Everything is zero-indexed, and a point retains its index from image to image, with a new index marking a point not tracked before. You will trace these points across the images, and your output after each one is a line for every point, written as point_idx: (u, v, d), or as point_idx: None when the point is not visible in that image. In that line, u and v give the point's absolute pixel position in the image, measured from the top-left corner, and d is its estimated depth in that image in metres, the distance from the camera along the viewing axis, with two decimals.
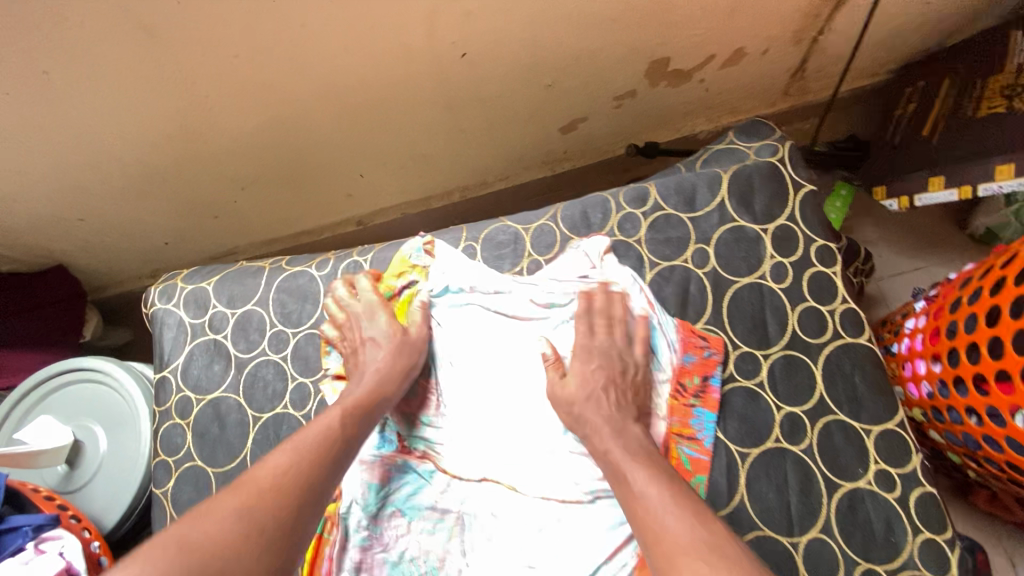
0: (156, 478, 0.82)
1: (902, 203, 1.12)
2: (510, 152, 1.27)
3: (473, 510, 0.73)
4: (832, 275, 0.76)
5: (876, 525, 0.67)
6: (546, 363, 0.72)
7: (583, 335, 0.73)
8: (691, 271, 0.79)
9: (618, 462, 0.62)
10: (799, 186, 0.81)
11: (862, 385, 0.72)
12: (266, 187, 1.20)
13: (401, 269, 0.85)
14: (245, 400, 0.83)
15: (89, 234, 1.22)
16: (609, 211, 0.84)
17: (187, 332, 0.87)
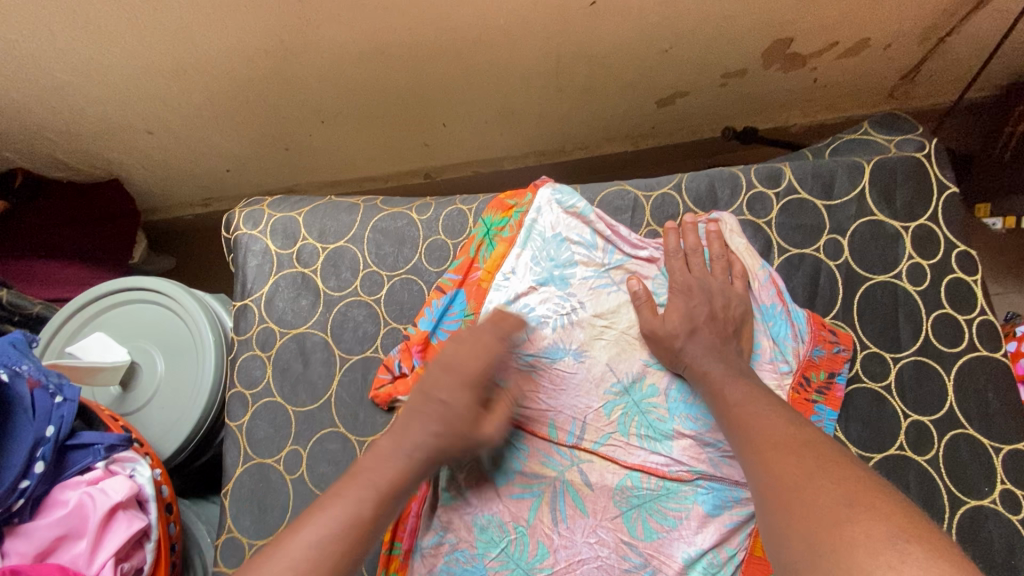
0: (231, 410, 0.78)
1: (1007, 222, 1.11)
2: (599, 119, 1.21)
3: (569, 475, 0.69)
4: (973, 284, 0.72)
5: (997, 545, 0.64)
6: (639, 302, 0.73)
7: (678, 270, 0.74)
8: (823, 262, 0.75)
9: (718, 382, 0.64)
10: (946, 186, 0.76)
11: (995, 402, 0.69)
12: (345, 123, 1.14)
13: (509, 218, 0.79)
14: (332, 338, 0.78)
15: (153, 149, 1.16)
16: (738, 188, 0.78)
17: (273, 262, 0.83)
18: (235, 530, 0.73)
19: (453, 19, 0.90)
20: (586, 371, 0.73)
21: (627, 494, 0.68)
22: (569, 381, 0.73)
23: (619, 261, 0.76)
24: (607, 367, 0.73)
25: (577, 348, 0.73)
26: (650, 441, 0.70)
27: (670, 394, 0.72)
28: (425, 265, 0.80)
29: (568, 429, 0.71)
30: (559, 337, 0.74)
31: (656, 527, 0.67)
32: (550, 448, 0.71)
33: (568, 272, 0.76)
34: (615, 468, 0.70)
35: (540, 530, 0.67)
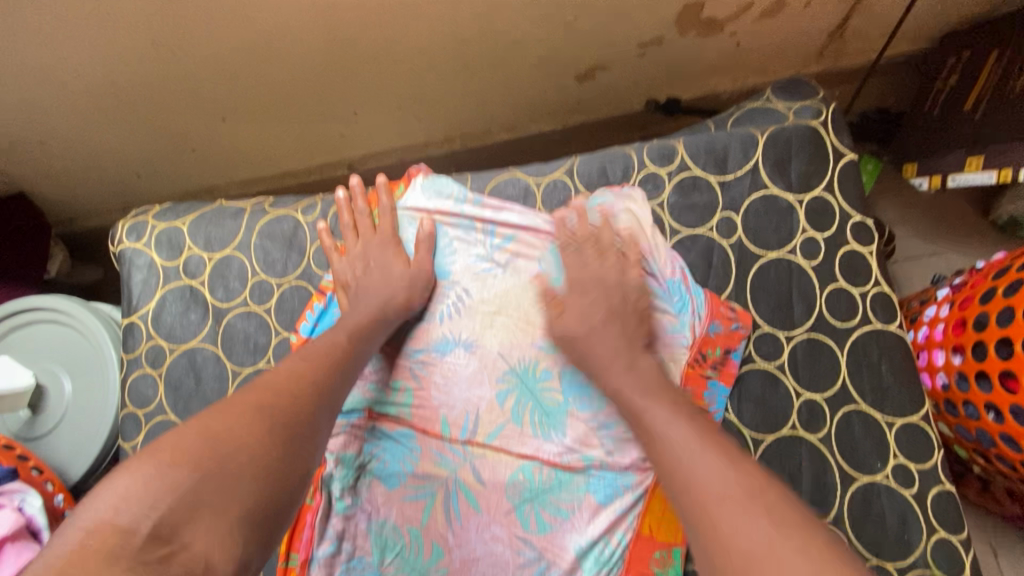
0: (125, 431, 0.76)
1: (932, 182, 1.04)
2: (519, 98, 1.17)
3: (461, 474, 0.68)
4: (868, 255, 0.70)
5: (890, 520, 0.64)
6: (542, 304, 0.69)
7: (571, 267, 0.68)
8: (716, 241, 0.73)
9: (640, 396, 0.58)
10: (842, 154, 0.73)
11: (888, 375, 0.67)
12: (251, 119, 1.09)
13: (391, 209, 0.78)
14: (224, 352, 0.76)
15: (53, 159, 1.11)
16: (631, 168, 0.76)
17: (159, 275, 0.79)
18: None
19: (335, 2, 0.85)
20: (477, 362, 0.72)
21: (519, 488, 0.67)
22: (461, 373, 0.72)
23: (506, 247, 0.75)
24: (497, 357, 0.72)
25: (466, 338, 0.73)
26: (545, 430, 0.69)
27: (564, 379, 0.70)
28: (315, 270, 0.78)
29: (460, 425, 0.70)
30: (449, 329, 0.74)
31: (549, 519, 0.66)
32: (443, 445, 0.70)
33: (451, 262, 0.75)
34: (508, 462, 0.68)
35: (434, 530, 0.67)
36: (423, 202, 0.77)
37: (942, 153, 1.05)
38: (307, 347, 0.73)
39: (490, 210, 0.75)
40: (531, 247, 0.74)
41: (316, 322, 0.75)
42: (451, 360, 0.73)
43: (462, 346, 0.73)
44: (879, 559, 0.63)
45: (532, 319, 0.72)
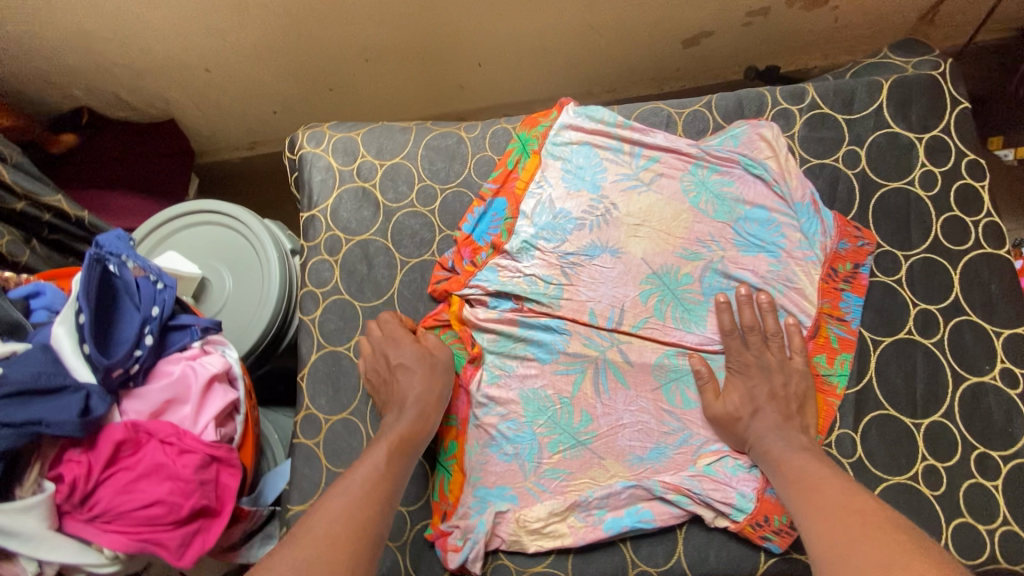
0: (303, 306, 0.86)
1: (1017, 152, 1.14)
2: (626, 61, 1.27)
3: (609, 355, 0.79)
4: (980, 189, 0.79)
5: (996, 415, 0.72)
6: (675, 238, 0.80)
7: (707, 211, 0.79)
8: (842, 170, 0.82)
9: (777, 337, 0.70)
10: (958, 102, 0.82)
11: (997, 292, 0.76)
12: (388, 62, 1.21)
13: (544, 131, 0.88)
14: (392, 245, 0.87)
15: (208, 88, 1.24)
16: (764, 105, 0.85)
17: (336, 177, 0.91)
18: (312, 408, 0.83)
19: None
20: (622, 265, 0.82)
21: (666, 369, 0.77)
22: (608, 273, 0.82)
23: (649, 167, 0.84)
24: (641, 260, 0.81)
25: (613, 245, 0.82)
26: (688, 321, 0.79)
27: (704, 280, 0.80)
28: (475, 179, 0.88)
29: (606, 311, 0.80)
30: (598, 236, 0.83)
31: (692, 396, 0.76)
32: (591, 327, 0.80)
33: (601, 180, 0.85)
34: (653, 348, 0.78)
35: (584, 399, 0.77)
36: (576, 126, 0.87)
37: None
38: (471, 243, 0.85)
39: (637, 135, 0.85)
40: (674, 169, 0.84)
41: (477, 224, 0.86)
42: (598, 259, 0.82)
43: (610, 251, 0.82)
44: (986, 448, 0.71)
45: (675, 231, 0.82)
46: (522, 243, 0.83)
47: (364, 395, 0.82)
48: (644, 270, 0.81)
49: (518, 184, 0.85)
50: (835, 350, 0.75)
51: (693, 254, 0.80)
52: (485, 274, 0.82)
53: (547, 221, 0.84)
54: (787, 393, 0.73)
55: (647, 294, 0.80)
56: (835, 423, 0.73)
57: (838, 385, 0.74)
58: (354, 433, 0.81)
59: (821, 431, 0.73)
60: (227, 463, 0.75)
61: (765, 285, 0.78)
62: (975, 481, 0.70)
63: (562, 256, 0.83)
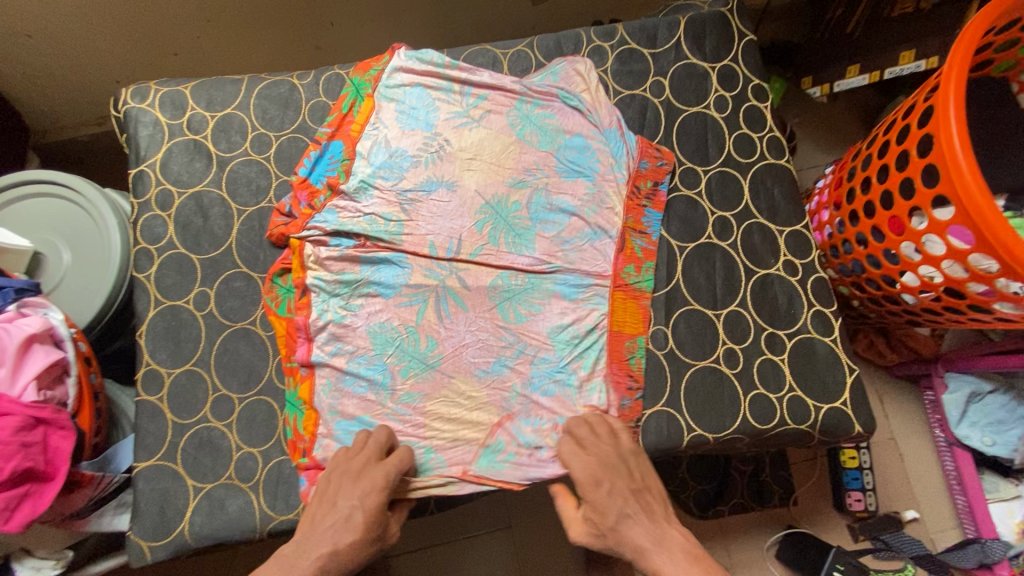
0: (138, 264, 0.84)
1: (823, 89, 1.28)
2: (481, 19, 1.31)
3: (449, 282, 0.82)
4: (763, 110, 0.90)
5: (780, 300, 0.83)
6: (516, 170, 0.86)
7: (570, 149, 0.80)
8: (649, 100, 0.90)
9: None
10: (744, 34, 0.92)
11: (779, 196, 0.87)
12: (233, 23, 1.18)
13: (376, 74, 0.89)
14: (228, 195, 0.86)
15: (33, 56, 1.15)
16: (580, 43, 0.92)
17: (164, 131, 0.88)
18: (154, 364, 0.81)
19: None
20: (459, 197, 0.85)
21: (500, 290, 0.82)
22: (445, 206, 0.85)
23: (479, 104, 0.89)
24: (474, 192, 0.86)
25: (449, 180, 0.86)
26: (520, 245, 0.84)
27: (531, 208, 0.85)
28: (310, 126, 0.89)
29: (445, 240, 0.84)
30: (434, 173, 0.86)
31: (524, 311, 0.82)
32: (431, 256, 0.83)
33: (433, 120, 0.88)
34: (489, 272, 0.83)
35: (426, 325, 0.81)
36: (409, 70, 0.89)
37: (830, 66, 1.28)
38: (308, 186, 0.86)
39: (464, 74, 0.89)
40: (501, 105, 0.89)
41: (314, 167, 0.86)
42: (435, 192, 0.85)
43: (446, 185, 0.86)
44: (772, 328, 0.82)
45: (505, 160, 0.87)
46: (360, 182, 0.85)
47: (207, 347, 0.82)
48: (479, 200, 0.85)
49: (351, 126, 0.87)
50: (639, 259, 0.83)
51: (522, 183, 0.86)
52: (327, 216, 0.83)
53: (385, 162, 0.86)
54: None
55: (482, 222, 0.85)
56: (651, 321, 0.82)
57: (648, 287, 0.83)
58: (199, 384, 0.81)
59: (640, 332, 0.81)
60: (57, 426, 0.72)
61: (583, 206, 0.85)
62: (765, 357, 0.81)
63: (402, 193, 0.85)
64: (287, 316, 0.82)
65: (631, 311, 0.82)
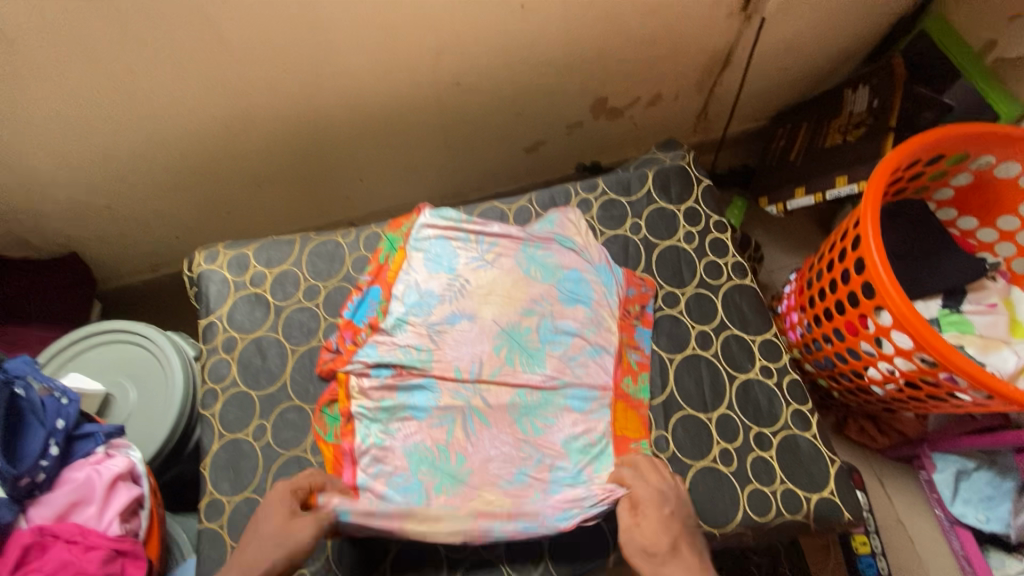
0: (204, 402, 0.98)
1: (778, 208, 1.52)
2: (483, 166, 1.56)
3: (474, 402, 0.95)
4: (725, 239, 1.09)
5: (762, 401, 0.96)
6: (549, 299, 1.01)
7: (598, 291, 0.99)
8: (629, 237, 1.10)
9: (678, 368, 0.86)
10: (701, 181, 1.14)
11: (748, 310, 1.03)
12: (279, 184, 1.42)
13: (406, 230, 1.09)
14: (283, 337, 1.02)
15: (110, 221, 1.37)
16: (570, 196, 1.14)
17: (231, 286, 1.06)
18: (216, 493, 0.92)
19: (359, 97, 1.24)
20: (479, 327, 1.00)
21: (517, 406, 0.95)
22: (467, 335, 1.00)
23: (492, 249, 1.07)
24: (491, 321, 1.01)
25: (469, 313, 1.01)
26: (533, 365, 0.98)
27: (541, 333, 1.00)
28: (352, 275, 1.07)
29: (468, 364, 0.97)
30: (457, 308, 1.02)
31: (540, 425, 0.94)
32: (457, 379, 0.97)
33: (455, 265, 1.05)
34: (507, 390, 0.96)
35: (456, 442, 0.93)
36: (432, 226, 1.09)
37: (780, 188, 1.53)
38: (352, 325, 1.01)
39: (478, 225, 1.09)
40: (510, 249, 1.07)
41: (356, 310, 1.03)
42: (458, 322, 1.01)
43: (467, 317, 1.01)
44: (758, 426, 0.94)
45: (516, 293, 1.03)
46: (395, 320, 1.00)
47: (264, 474, 0.93)
48: (495, 329, 1.00)
49: (387, 273, 1.05)
50: (635, 371, 0.98)
51: (531, 311, 1.02)
52: (371, 351, 0.98)
53: (414, 302, 1.02)
54: None
55: (499, 346, 0.99)
56: (652, 427, 0.95)
57: (642, 395, 0.96)
58: (257, 508, 0.91)
59: (644, 436, 0.94)
60: (133, 556, 0.81)
61: (582, 328, 1.00)
62: (755, 454, 0.92)
63: (430, 326, 1.00)
64: (334, 442, 0.94)
65: (628, 415, 0.95)
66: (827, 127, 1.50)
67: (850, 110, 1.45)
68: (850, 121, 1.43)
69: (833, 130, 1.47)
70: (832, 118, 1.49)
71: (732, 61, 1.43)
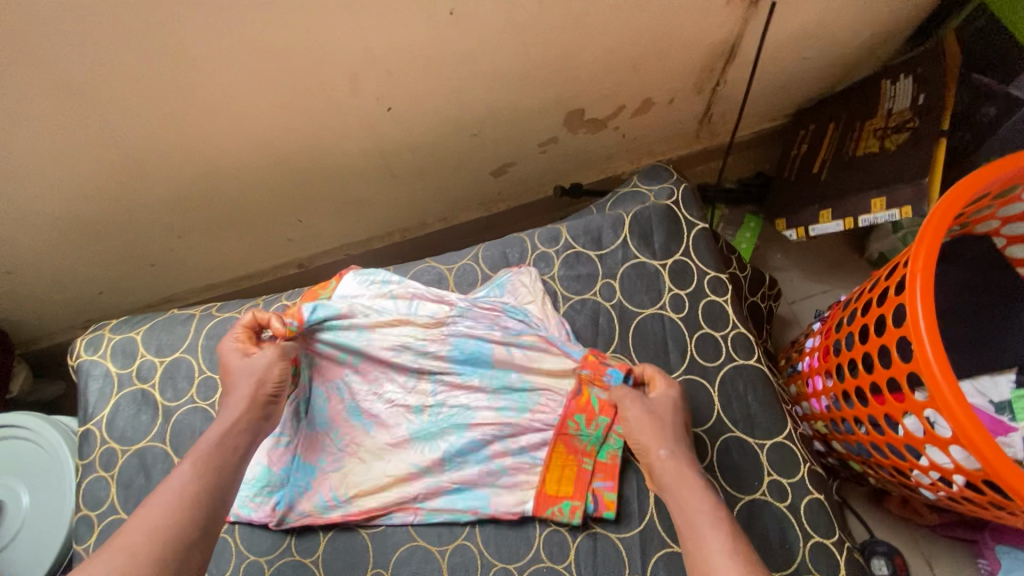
0: (78, 534, 0.81)
1: (800, 233, 1.27)
2: (445, 194, 1.33)
3: (430, 504, 0.77)
4: (724, 304, 0.84)
5: (772, 532, 0.73)
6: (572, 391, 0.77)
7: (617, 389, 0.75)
8: (600, 303, 0.86)
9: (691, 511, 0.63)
10: (693, 224, 0.89)
11: (755, 403, 0.79)
12: (203, 234, 1.22)
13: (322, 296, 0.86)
14: (172, 448, 0.83)
15: (16, 287, 1.20)
16: (525, 250, 0.91)
17: (114, 383, 0.88)
18: None
19: (271, 134, 1.01)
20: (444, 419, 0.80)
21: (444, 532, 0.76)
22: (432, 425, 0.80)
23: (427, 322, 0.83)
24: (433, 422, 0.80)
25: (435, 395, 0.81)
26: (513, 452, 0.78)
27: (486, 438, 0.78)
28: None
29: (431, 454, 0.78)
30: (415, 397, 0.81)
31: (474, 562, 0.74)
32: (420, 473, 0.78)
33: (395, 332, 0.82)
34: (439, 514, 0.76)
35: None
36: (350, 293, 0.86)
37: (802, 208, 1.26)
38: None
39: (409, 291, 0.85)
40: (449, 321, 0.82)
41: None
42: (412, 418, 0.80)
43: (434, 405, 0.80)
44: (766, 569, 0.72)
45: (477, 359, 0.81)
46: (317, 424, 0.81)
47: None
48: (461, 412, 0.80)
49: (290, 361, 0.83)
50: (594, 411, 0.78)
51: (504, 387, 0.80)
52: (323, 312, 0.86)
53: (357, 391, 0.82)
54: None
55: (464, 429, 0.79)
56: (625, 569, 0.72)
57: (602, 453, 0.77)
58: None
59: (604, 506, 0.74)
60: None
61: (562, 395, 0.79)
62: None
63: (380, 424, 0.80)
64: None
65: (572, 478, 0.76)
66: (858, 130, 1.21)
67: (887, 108, 1.16)
68: (887, 122, 1.14)
69: (866, 134, 1.19)
70: (866, 119, 1.20)
71: (738, 55, 1.16)
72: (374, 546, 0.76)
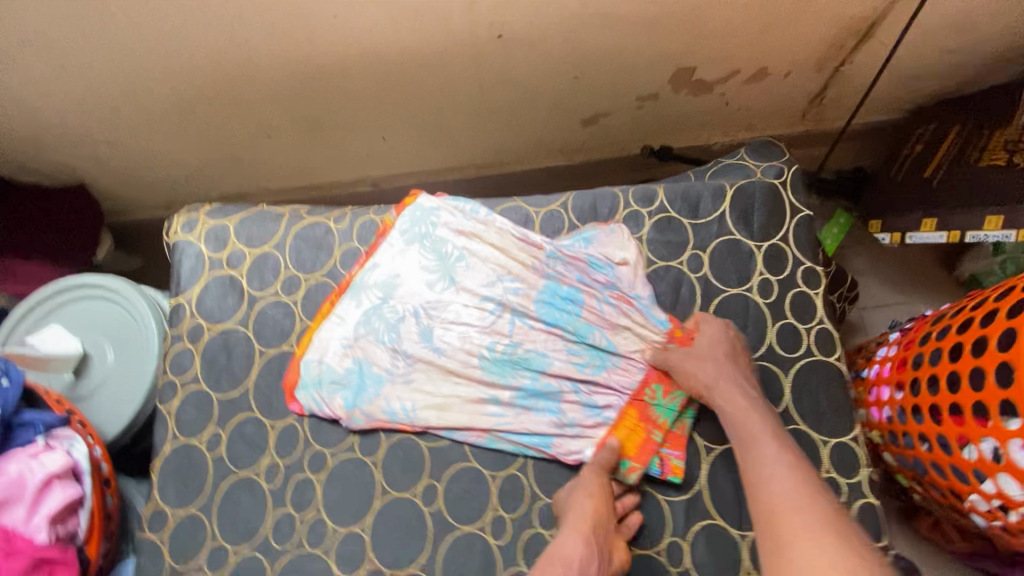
0: (162, 395, 0.88)
1: (894, 238, 1.21)
2: (530, 136, 1.30)
3: (494, 432, 0.80)
4: (814, 296, 0.82)
5: None
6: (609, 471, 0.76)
7: (710, 333, 0.76)
8: (685, 274, 0.85)
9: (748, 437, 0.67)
10: (797, 210, 0.86)
11: (825, 400, 0.78)
12: (292, 137, 1.23)
13: (405, 211, 0.90)
14: (254, 335, 0.88)
15: (114, 159, 1.25)
16: (617, 205, 0.89)
17: (205, 264, 0.92)
18: (161, 501, 0.83)
19: (382, 47, 1.00)
20: (521, 359, 0.82)
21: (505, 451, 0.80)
22: (509, 362, 0.82)
23: (522, 260, 0.85)
24: (505, 348, 0.83)
25: (513, 335, 0.83)
26: (583, 405, 0.80)
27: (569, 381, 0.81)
28: (338, 270, 0.90)
29: (504, 387, 0.81)
30: (492, 335, 0.83)
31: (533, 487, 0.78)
32: (490, 403, 0.81)
33: (491, 260, 0.86)
34: (504, 442, 0.80)
35: (425, 497, 0.79)
36: (444, 219, 0.89)
37: (903, 212, 1.20)
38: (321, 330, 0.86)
39: (500, 223, 0.88)
40: (539, 260, 0.85)
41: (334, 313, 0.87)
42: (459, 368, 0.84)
43: (510, 345, 0.83)
44: None
45: (562, 305, 0.83)
46: (387, 333, 0.85)
47: (211, 494, 0.82)
48: (537, 357, 0.82)
49: (372, 271, 0.88)
50: (672, 384, 0.80)
51: (584, 341, 0.82)
52: (415, 223, 0.89)
53: (441, 313, 0.85)
54: (719, 352, 0.74)
55: (538, 373, 0.81)
56: (666, 530, 0.75)
57: (672, 423, 0.78)
58: (199, 528, 0.81)
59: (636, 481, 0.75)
60: (62, 563, 0.74)
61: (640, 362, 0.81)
62: None
63: (453, 351, 0.83)
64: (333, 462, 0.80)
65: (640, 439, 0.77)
66: (986, 139, 1.12)
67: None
68: (1021, 137, 1.06)
69: (994, 144, 1.10)
70: (997, 128, 1.11)
71: (876, 34, 1.06)
72: (430, 459, 0.80)
